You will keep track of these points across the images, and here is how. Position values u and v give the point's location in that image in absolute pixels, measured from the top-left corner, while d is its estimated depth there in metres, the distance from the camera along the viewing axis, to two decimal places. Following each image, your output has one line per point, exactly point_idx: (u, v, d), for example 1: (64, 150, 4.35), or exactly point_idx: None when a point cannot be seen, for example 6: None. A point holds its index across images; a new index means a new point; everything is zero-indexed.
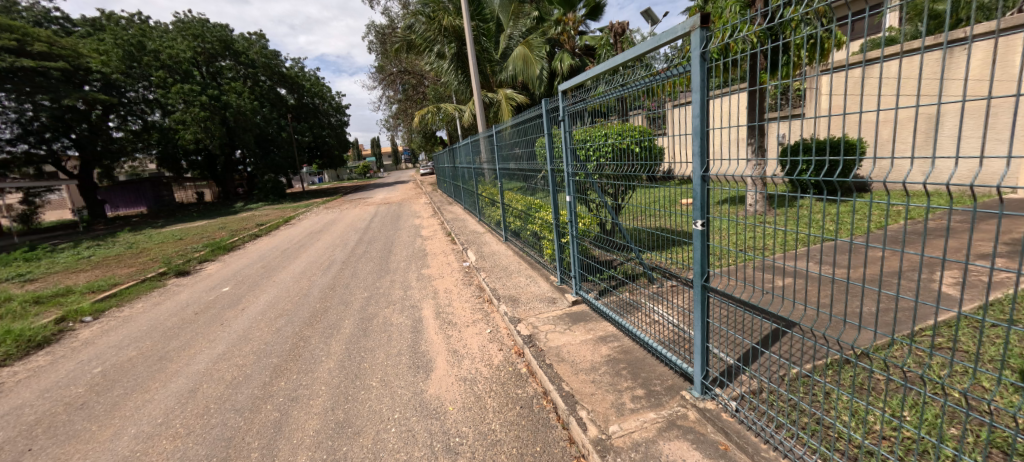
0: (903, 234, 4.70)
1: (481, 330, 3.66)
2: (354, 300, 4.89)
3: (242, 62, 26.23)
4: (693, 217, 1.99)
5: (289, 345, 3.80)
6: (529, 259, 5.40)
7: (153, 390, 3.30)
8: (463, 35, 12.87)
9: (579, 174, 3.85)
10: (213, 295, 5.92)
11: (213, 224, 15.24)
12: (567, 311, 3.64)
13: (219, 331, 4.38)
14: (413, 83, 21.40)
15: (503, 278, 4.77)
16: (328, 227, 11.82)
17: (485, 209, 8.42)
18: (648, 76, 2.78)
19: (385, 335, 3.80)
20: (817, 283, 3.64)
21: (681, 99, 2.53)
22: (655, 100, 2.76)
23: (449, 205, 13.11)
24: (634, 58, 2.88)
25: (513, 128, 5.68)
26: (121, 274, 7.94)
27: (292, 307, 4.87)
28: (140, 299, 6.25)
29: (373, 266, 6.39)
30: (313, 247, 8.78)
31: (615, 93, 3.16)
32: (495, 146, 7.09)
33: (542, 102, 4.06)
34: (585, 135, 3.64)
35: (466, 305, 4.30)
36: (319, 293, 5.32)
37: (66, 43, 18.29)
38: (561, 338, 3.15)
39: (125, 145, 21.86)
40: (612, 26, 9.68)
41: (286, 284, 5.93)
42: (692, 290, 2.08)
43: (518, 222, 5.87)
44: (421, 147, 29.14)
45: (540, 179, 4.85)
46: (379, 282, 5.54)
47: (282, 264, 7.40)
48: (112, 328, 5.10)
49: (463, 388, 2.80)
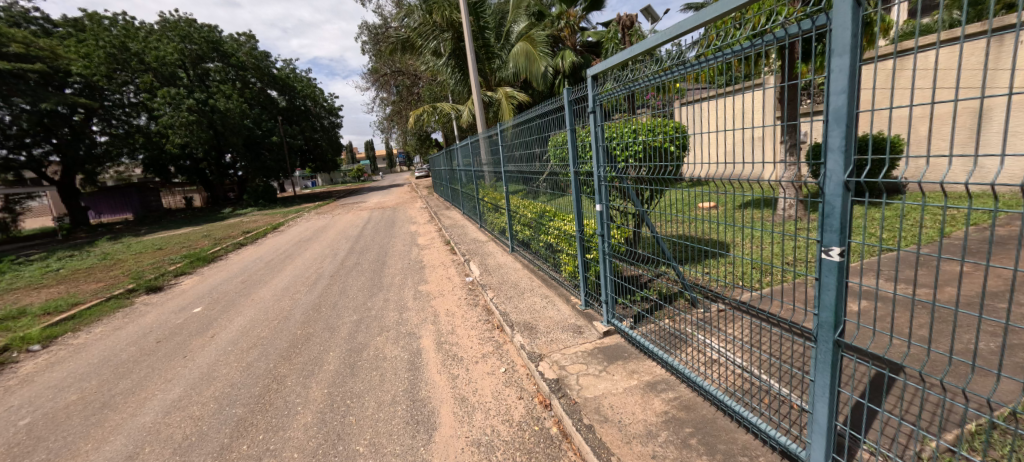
0: (971, 243, 4.13)
1: (494, 369, 3.00)
2: (341, 326, 4.21)
3: (229, 63, 25.27)
4: (826, 243, 1.35)
5: (259, 389, 3.12)
6: (542, 274, 4.70)
7: (82, 457, 2.59)
8: (460, 30, 12.23)
9: (612, 177, 3.10)
10: (184, 318, 5.22)
11: (197, 231, 14.46)
12: (599, 345, 2.96)
13: (180, 368, 3.68)
14: (407, 83, 20.67)
15: (514, 298, 4.10)
16: (318, 234, 11.10)
17: (487, 215, 7.77)
18: (660, 71, 2.40)
19: (377, 375, 3.13)
20: (896, 306, 3.06)
21: (689, 96, 2.31)
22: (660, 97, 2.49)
23: (447, 210, 12.38)
24: (644, 51, 2.51)
25: (515, 128, 5.10)
26: (86, 291, 7.20)
27: (268, 335, 4.18)
28: (101, 322, 5.52)
29: (365, 281, 5.72)
30: (301, 258, 8.08)
31: (622, 90, 2.76)
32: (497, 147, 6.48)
33: (564, 91, 3.35)
34: (614, 132, 2.97)
35: (472, 333, 3.64)
36: (301, 316, 4.62)
37: (43, 44, 17.45)
38: (598, 384, 2.50)
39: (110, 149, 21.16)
40: (620, 18, 9.04)
41: (266, 305, 5.22)
42: (816, 347, 1.44)
43: (527, 231, 5.20)
44: (417, 150, 28.33)
45: (546, 183, 4.29)
46: (370, 302, 4.84)
47: (265, 279, 6.67)
48: (58, 360, 4.37)
49: (478, 459, 2.14)
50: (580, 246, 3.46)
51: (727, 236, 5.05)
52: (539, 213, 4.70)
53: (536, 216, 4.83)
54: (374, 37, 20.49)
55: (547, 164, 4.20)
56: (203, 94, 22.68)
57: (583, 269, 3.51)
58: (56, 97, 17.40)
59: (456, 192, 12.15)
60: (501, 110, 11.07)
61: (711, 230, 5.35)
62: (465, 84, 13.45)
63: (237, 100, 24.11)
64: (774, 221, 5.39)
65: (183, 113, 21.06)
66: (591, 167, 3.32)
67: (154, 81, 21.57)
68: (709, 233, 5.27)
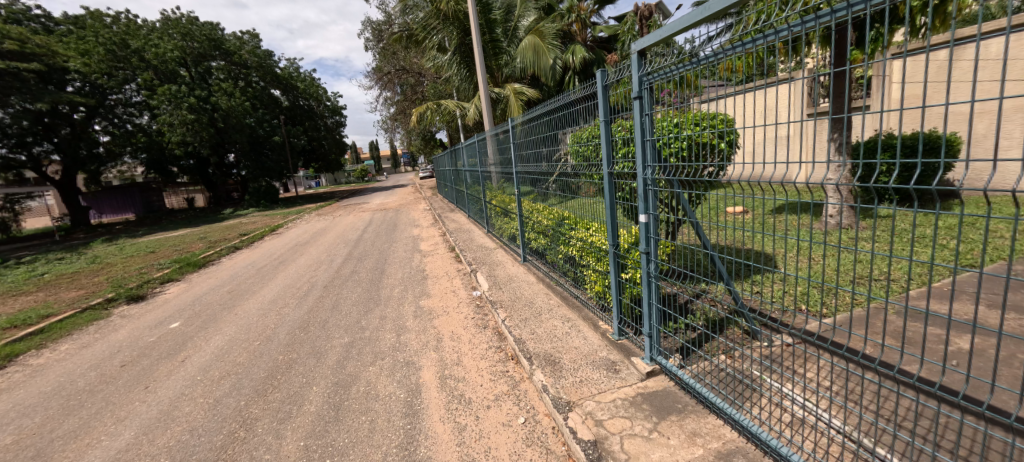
0: None
1: (511, 419, 2.41)
2: (329, 351, 3.64)
3: (232, 61, 24.87)
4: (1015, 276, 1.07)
5: (223, 438, 2.56)
6: (559, 290, 4.10)
7: None
8: (467, 24, 11.64)
9: (661, 180, 2.36)
10: (159, 335, 4.69)
11: (194, 233, 13.97)
12: (644, 391, 2.36)
13: (138, 404, 3.13)
14: (412, 82, 20.09)
15: (530, 321, 3.50)
16: (316, 238, 10.56)
17: (495, 219, 7.18)
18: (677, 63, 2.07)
19: (365, 421, 2.56)
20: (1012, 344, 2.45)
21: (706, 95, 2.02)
22: (667, 93, 2.23)
23: (451, 212, 11.79)
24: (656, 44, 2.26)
25: (525, 127, 4.64)
26: (64, 300, 6.69)
27: (246, 360, 3.62)
28: (70, 338, 4.99)
29: (360, 294, 5.15)
30: (295, 264, 7.54)
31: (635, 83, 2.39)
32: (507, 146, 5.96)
33: (599, 73, 2.64)
34: (666, 127, 2.27)
35: (482, 365, 3.05)
36: (286, 336, 4.05)
37: (41, 41, 17.06)
38: (650, 453, 1.90)
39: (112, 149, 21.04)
40: (637, 8, 8.42)
41: (249, 321, 4.68)
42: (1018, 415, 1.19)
43: (542, 240, 4.60)
44: (420, 150, 27.77)
45: (555, 183, 3.89)
46: (364, 320, 4.27)
47: (254, 289, 6.13)
48: (9, 386, 3.83)
49: None
50: (615, 260, 2.83)
51: (764, 248, 4.53)
52: (552, 221, 4.21)
53: (549, 225, 4.33)
54: (378, 35, 19.96)
55: (559, 162, 3.78)
56: (205, 92, 22.23)
57: (617, 290, 2.85)
58: (52, 93, 16.93)
59: (461, 194, 11.57)
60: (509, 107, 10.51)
61: (744, 240, 4.83)
62: (471, 80, 12.88)
63: (239, 98, 23.62)
64: (814, 231, 4.87)
65: (182, 111, 20.60)
66: (634, 167, 2.58)
67: (155, 79, 21.14)
68: (740, 243, 4.77)
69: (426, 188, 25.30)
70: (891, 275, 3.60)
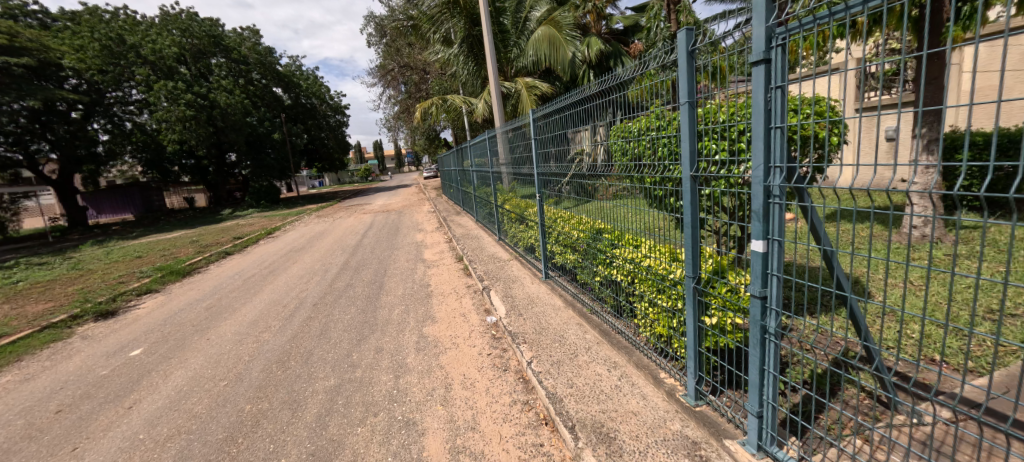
0: None
1: None
2: (309, 400, 2.87)
3: (232, 58, 24.19)
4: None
5: None
6: (595, 319, 3.33)
7: None
8: (476, 14, 10.87)
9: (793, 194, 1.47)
10: (115, 365, 3.94)
11: (187, 236, 13.27)
12: None
13: None
14: (416, 79, 19.37)
15: (565, 366, 2.73)
16: (313, 243, 9.84)
17: (506, 226, 6.43)
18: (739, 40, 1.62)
19: None
20: None
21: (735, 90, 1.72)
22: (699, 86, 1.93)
23: (457, 216, 11.04)
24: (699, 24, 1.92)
25: (544, 121, 4.06)
26: (27, 315, 5.98)
27: (205, 411, 2.87)
28: (17, 366, 4.27)
29: (354, 316, 4.39)
30: (286, 274, 6.80)
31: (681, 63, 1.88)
32: (523, 143, 5.21)
33: (682, 32, 1.82)
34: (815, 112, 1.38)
35: (508, 431, 2.29)
36: (260, 375, 3.31)
37: (32, 35, 16.38)
38: None
39: (112, 148, 20.73)
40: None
41: (221, 350, 3.93)
42: None
43: (569, 254, 3.84)
44: (425, 149, 27.03)
45: (568, 185, 3.56)
46: (357, 353, 3.52)
47: (235, 305, 5.38)
48: None
49: None
50: (695, 298, 2.02)
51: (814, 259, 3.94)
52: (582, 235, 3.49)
53: (581, 241, 3.57)
54: (382, 30, 19.23)
55: (573, 163, 3.45)
56: (203, 88, 21.50)
57: (696, 339, 2.05)
58: (44, 90, 16.27)
59: (467, 196, 10.82)
60: (520, 103, 9.75)
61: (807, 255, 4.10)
62: (479, 75, 12.12)
63: (239, 95, 22.95)
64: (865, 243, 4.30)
65: (180, 108, 19.95)
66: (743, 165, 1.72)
67: (151, 75, 20.45)
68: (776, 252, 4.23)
69: (430, 188, 24.65)
70: (1019, 307, 2.90)
